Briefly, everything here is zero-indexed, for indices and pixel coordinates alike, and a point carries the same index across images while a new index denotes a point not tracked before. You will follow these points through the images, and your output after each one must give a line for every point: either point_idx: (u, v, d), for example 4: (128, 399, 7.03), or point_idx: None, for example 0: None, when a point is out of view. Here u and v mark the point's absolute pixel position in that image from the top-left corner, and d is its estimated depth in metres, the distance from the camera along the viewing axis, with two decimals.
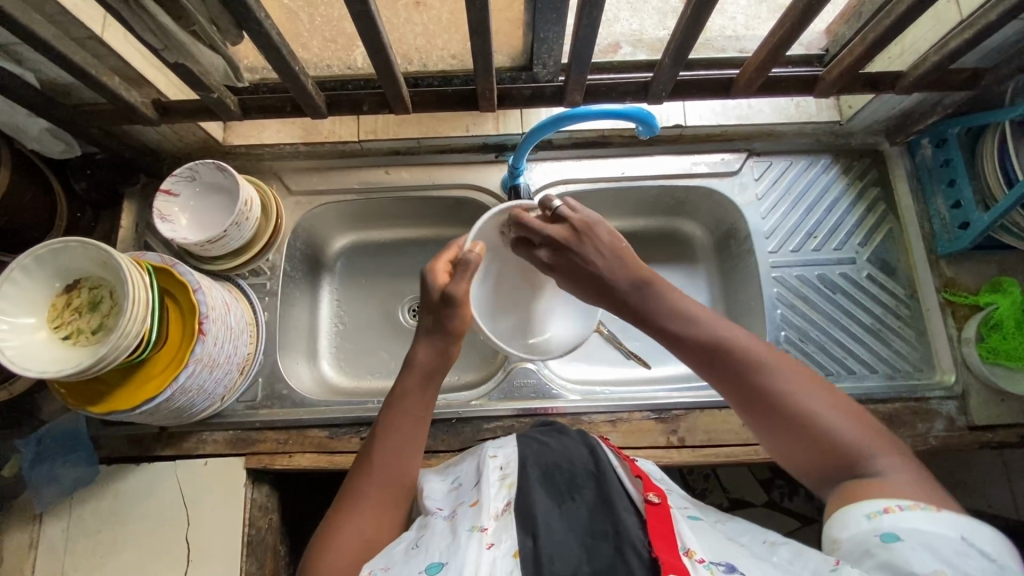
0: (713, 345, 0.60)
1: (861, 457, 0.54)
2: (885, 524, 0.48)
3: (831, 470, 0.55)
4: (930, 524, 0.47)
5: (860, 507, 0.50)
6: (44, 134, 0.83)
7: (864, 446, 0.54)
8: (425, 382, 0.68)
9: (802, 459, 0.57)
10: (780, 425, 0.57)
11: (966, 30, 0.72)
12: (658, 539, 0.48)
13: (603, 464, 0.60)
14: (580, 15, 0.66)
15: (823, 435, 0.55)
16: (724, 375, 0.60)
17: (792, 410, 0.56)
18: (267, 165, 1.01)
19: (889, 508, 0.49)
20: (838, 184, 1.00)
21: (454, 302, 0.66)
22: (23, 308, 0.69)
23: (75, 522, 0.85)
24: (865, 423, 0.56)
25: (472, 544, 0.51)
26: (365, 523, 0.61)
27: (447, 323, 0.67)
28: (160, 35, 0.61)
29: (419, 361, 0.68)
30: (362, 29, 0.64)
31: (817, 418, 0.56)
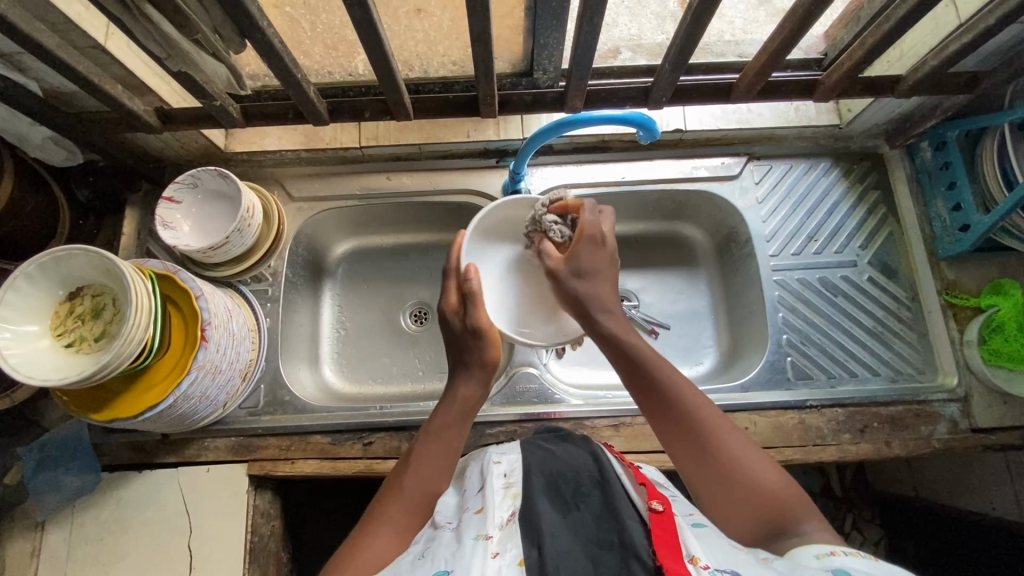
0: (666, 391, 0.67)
1: (781, 514, 0.58)
2: (833, 562, 0.48)
3: (751, 523, 0.58)
4: (872, 566, 0.47)
5: (808, 549, 0.51)
6: (47, 143, 0.83)
7: (786, 503, 0.58)
8: (463, 414, 0.71)
9: (730, 510, 0.60)
10: (714, 471, 0.62)
11: (964, 34, 0.72)
12: (664, 548, 0.47)
13: (608, 471, 0.61)
14: (580, 22, 0.66)
15: (751, 487, 0.60)
16: (672, 419, 0.66)
17: (727, 459, 0.62)
18: (268, 171, 1.01)
19: (834, 552, 0.50)
20: (839, 188, 1.00)
21: (480, 333, 0.73)
22: (27, 316, 0.69)
23: (77, 530, 0.85)
24: (790, 484, 0.61)
25: (477, 552, 0.50)
26: (385, 537, 0.61)
27: (479, 355, 0.73)
28: (164, 43, 0.62)
29: (461, 395, 0.72)
30: (363, 37, 0.64)
31: (748, 471, 0.61)
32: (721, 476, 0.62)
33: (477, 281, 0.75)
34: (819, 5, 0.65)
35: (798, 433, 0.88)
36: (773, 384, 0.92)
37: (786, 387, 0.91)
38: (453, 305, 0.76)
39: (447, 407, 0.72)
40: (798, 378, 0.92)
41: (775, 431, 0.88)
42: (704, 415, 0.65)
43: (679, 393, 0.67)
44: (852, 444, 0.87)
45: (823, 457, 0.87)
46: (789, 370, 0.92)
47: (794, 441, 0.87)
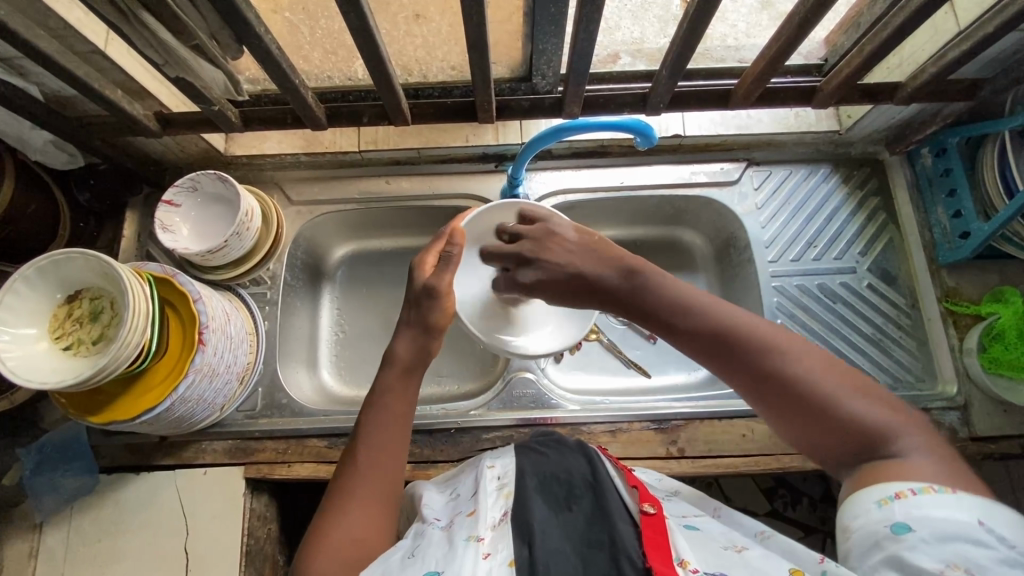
0: (727, 335, 0.59)
1: (883, 439, 0.51)
2: (896, 513, 0.46)
3: (846, 452, 0.52)
4: (945, 509, 0.45)
5: (870, 492, 0.48)
6: (48, 146, 0.83)
7: (885, 425, 0.51)
8: (407, 375, 0.69)
9: (818, 442, 0.54)
10: (794, 406, 0.54)
11: (963, 41, 0.72)
12: (653, 551, 0.48)
13: (602, 474, 0.60)
14: (577, 28, 0.66)
15: (843, 417, 0.52)
16: (739, 364, 0.57)
17: (809, 393, 0.54)
18: (269, 175, 1.02)
19: (900, 492, 0.47)
20: (838, 194, 1.00)
21: (436, 291, 0.71)
22: (26, 318, 0.70)
23: (75, 531, 0.86)
24: (890, 404, 0.53)
25: (468, 557, 0.51)
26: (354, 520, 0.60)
27: (429, 314, 0.71)
28: (162, 50, 0.62)
29: (398, 351, 0.70)
30: (361, 43, 0.65)
31: (836, 399, 0.53)
32: (806, 411, 0.54)
33: (458, 247, 0.74)
34: (816, 13, 0.65)
35: None
36: None
37: None
38: (427, 266, 0.74)
39: (390, 372, 0.69)
40: None
41: (773, 438, 0.87)
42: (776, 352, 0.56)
43: (741, 335, 0.58)
44: None
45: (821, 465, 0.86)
46: None
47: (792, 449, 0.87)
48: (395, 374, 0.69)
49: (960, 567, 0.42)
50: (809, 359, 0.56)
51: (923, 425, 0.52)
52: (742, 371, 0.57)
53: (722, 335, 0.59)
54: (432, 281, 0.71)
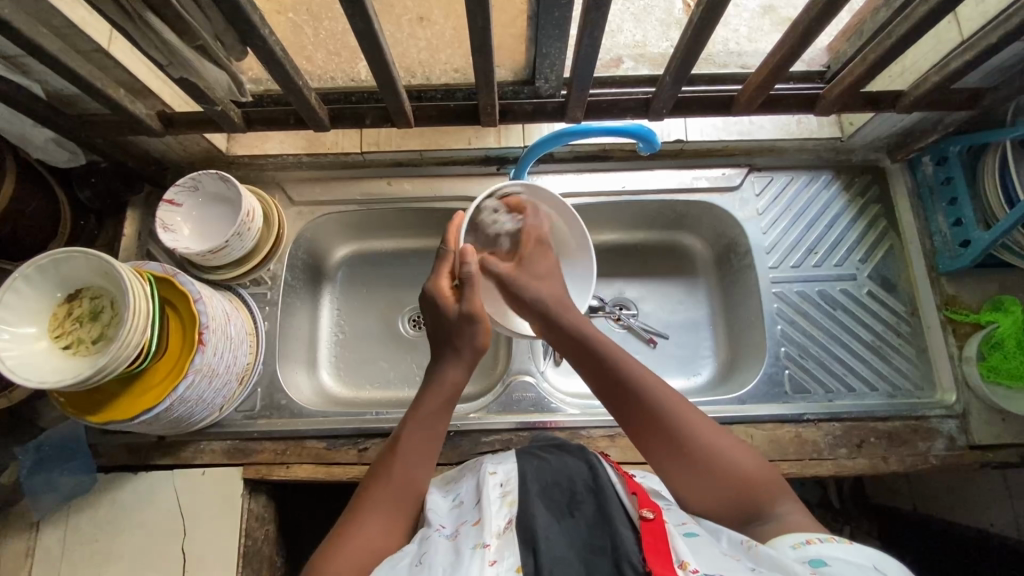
0: (642, 390, 0.67)
1: (759, 497, 0.60)
2: (809, 552, 0.50)
3: (728, 507, 0.61)
4: (845, 553, 0.49)
5: (784, 540, 0.53)
6: (49, 144, 0.83)
7: (763, 488, 0.61)
8: (449, 401, 0.71)
9: (706, 494, 0.62)
10: (690, 460, 0.63)
11: (966, 51, 0.72)
12: (653, 554, 0.48)
13: (602, 480, 0.60)
14: (582, 33, 0.66)
15: (728, 473, 0.62)
16: (647, 417, 0.66)
17: (705, 450, 0.63)
18: (270, 175, 1.02)
19: (810, 540, 0.52)
20: (840, 201, 1.00)
21: (475, 319, 0.72)
22: (25, 317, 0.69)
23: (72, 531, 0.85)
24: (768, 471, 0.63)
25: (474, 563, 0.50)
26: (373, 528, 0.61)
27: (471, 340, 0.72)
28: (166, 50, 0.62)
29: (448, 378, 0.72)
30: (364, 45, 0.64)
31: (725, 460, 0.63)
32: (700, 466, 0.63)
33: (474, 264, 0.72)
34: (821, 20, 0.65)
35: (795, 446, 0.87)
36: (770, 397, 0.91)
37: (782, 401, 0.91)
38: (448, 294, 0.74)
39: (434, 394, 0.70)
40: (795, 392, 0.91)
41: (772, 444, 0.87)
42: (680, 412, 0.66)
43: (653, 391, 0.67)
44: (848, 459, 0.87)
45: (820, 472, 0.86)
46: (786, 383, 0.92)
47: (790, 455, 0.87)
48: (441, 399, 0.70)
49: None
50: (707, 424, 0.66)
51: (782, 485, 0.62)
52: (650, 424, 0.66)
53: (637, 389, 0.67)
54: (466, 309, 0.72)
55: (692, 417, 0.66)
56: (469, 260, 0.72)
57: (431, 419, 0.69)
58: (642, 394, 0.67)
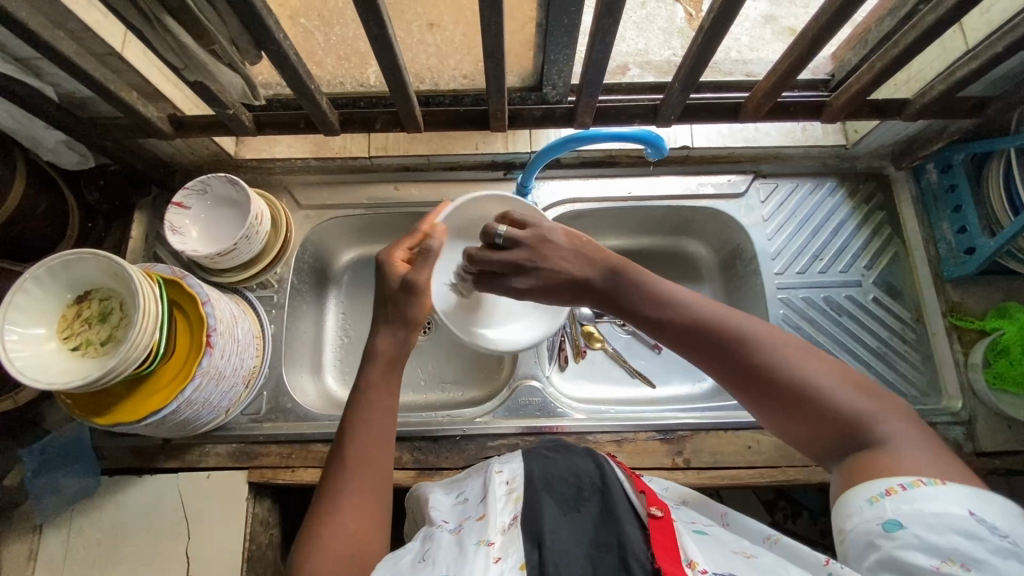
0: (712, 328, 0.58)
1: (866, 427, 0.50)
2: (889, 509, 0.45)
3: (831, 444, 0.52)
4: (937, 503, 0.44)
5: (860, 491, 0.47)
6: (59, 147, 0.84)
7: (868, 418, 0.50)
8: (392, 369, 0.68)
9: (805, 433, 0.53)
10: (780, 397, 0.54)
11: (972, 60, 0.73)
12: (664, 553, 0.49)
13: (610, 479, 0.60)
14: (592, 41, 0.67)
15: (824, 405, 0.52)
16: (724, 355, 0.57)
17: (794, 386, 0.53)
18: (278, 179, 1.02)
19: (890, 490, 0.45)
20: (844, 208, 1.01)
21: (415, 290, 0.68)
22: (34, 318, 0.69)
23: (75, 533, 0.85)
24: (876, 394, 0.52)
25: (478, 559, 0.51)
26: (343, 522, 0.58)
27: (407, 310, 0.69)
28: (182, 53, 0.62)
29: (380, 348, 0.68)
30: (378, 50, 0.65)
31: (821, 392, 0.52)
32: (791, 401, 0.53)
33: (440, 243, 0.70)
34: (829, 30, 0.65)
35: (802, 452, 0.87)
36: None
37: None
38: (399, 263, 0.71)
39: (377, 367, 0.67)
40: None
41: (780, 450, 0.87)
42: (762, 346, 0.56)
43: (724, 325, 0.58)
44: None
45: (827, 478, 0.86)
46: None
47: (798, 461, 0.87)
48: (378, 372, 0.67)
49: (957, 561, 0.41)
50: (797, 351, 0.55)
51: (900, 412, 0.51)
52: (727, 363, 0.57)
53: (705, 328, 0.59)
54: (409, 279, 0.68)
55: (776, 351, 0.55)
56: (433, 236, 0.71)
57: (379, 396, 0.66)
58: (713, 333, 0.58)
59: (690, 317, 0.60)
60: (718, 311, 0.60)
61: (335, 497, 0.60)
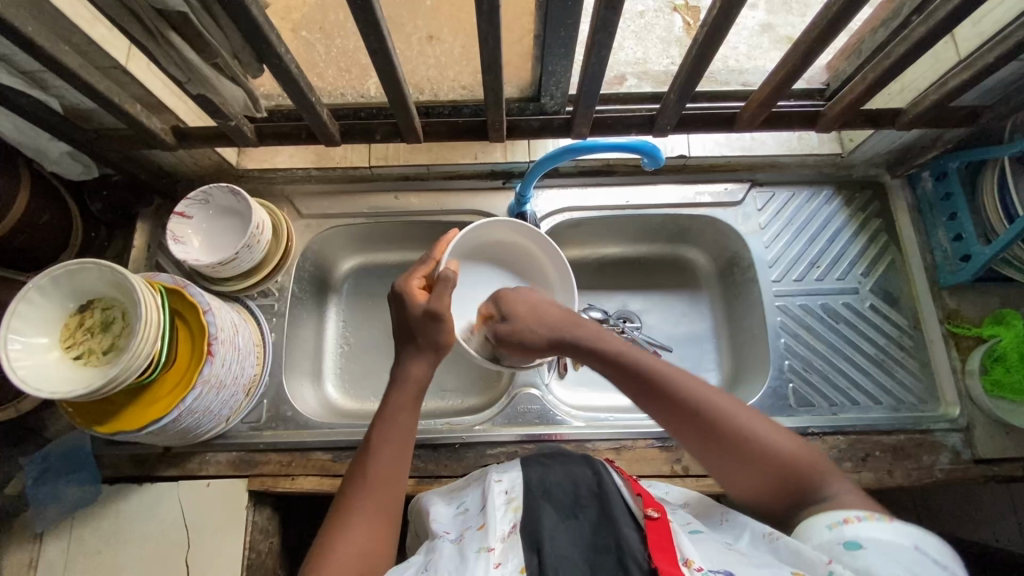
0: (670, 388, 0.66)
1: (809, 479, 0.59)
2: (846, 533, 0.52)
3: (776, 493, 0.61)
4: (888, 532, 0.51)
5: (820, 520, 0.55)
6: (64, 158, 0.85)
7: (810, 470, 0.59)
8: (417, 397, 0.70)
9: (755, 484, 0.61)
10: (732, 452, 0.62)
11: (964, 70, 0.74)
12: (659, 552, 0.49)
13: (607, 483, 0.60)
14: (589, 53, 0.68)
15: (772, 458, 0.61)
16: (682, 413, 0.65)
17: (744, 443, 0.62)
18: (279, 188, 1.03)
19: (846, 518, 0.53)
20: (841, 216, 1.01)
21: (441, 317, 0.71)
22: (37, 328, 0.70)
23: (75, 542, 0.85)
24: (812, 449, 0.62)
25: (479, 567, 0.51)
26: (359, 536, 0.60)
27: (435, 336, 0.71)
28: (185, 68, 0.64)
29: (413, 374, 0.71)
30: (377, 63, 0.66)
31: (767, 448, 0.61)
32: (743, 455, 0.62)
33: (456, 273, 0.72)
34: (821, 42, 0.66)
35: None
36: (774, 410, 0.91)
37: (787, 414, 0.91)
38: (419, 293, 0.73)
39: (400, 391, 0.70)
40: (799, 405, 0.92)
41: None
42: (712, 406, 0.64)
43: (679, 386, 0.66)
44: (854, 472, 0.87)
45: None
46: (791, 396, 0.92)
47: None
48: (408, 397, 0.70)
49: None
50: (742, 410, 0.64)
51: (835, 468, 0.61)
52: (686, 420, 0.65)
53: (666, 387, 0.66)
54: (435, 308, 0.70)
55: (729, 410, 0.64)
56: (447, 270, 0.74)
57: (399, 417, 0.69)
58: (672, 392, 0.66)
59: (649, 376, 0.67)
60: (674, 373, 0.67)
61: (348, 514, 0.62)
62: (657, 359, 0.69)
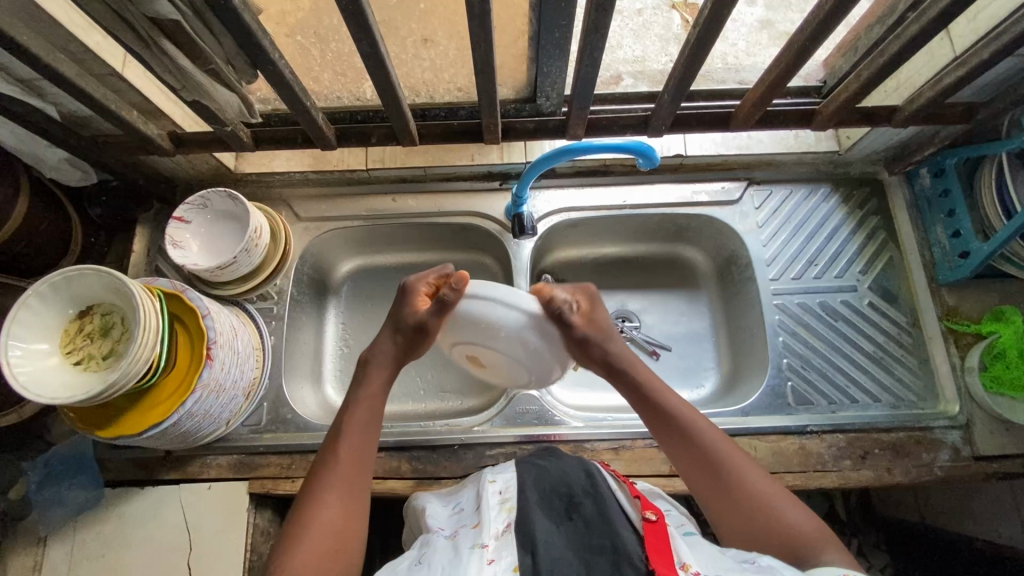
0: (694, 436, 0.69)
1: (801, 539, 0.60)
2: None
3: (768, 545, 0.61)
4: None
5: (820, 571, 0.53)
6: (63, 164, 0.85)
7: (808, 539, 0.60)
8: (386, 377, 0.76)
9: (751, 544, 0.62)
10: (737, 505, 0.64)
11: (959, 67, 0.74)
12: (657, 557, 0.49)
13: (601, 485, 0.61)
14: (582, 54, 0.68)
15: (771, 518, 0.62)
16: (700, 460, 0.68)
17: (750, 500, 0.64)
18: (277, 192, 1.03)
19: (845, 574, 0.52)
20: (838, 213, 1.01)
21: (422, 334, 0.75)
22: (37, 334, 0.71)
23: (79, 545, 0.86)
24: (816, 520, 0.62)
25: (473, 561, 0.51)
26: (329, 513, 0.64)
27: (411, 348, 0.77)
28: (179, 74, 0.64)
29: (376, 352, 0.76)
30: (371, 67, 0.66)
31: (771, 509, 0.63)
32: (746, 511, 0.63)
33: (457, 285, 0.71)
34: (814, 40, 0.66)
35: (799, 458, 0.88)
36: (773, 409, 0.91)
37: (785, 412, 0.91)
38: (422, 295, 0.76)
39: (373, 376, 0.75)
40: (798, 403, 0.92)
41: (776, 457, 0.88)
42: (729, 459, 0.67)
43: (703, 435, 0.69)
44: (853, 471, 0.87)
45: (824, 484, 0.86)
46: (789, 395, 0.92)
47: (794, 467, 0.87)
48: (378, 377, 0.75)
49: None
50: (756, 472, 0.66)
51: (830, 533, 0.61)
52: (701, 467, 0.68)
53: (690, 431, 0.70)
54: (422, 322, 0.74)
55: (741, 459, 0.67)
56: (456, 287, 0.70)
57: (369, 404, 0.73)
58: (695, 439, 0.69)
59: (679, 422, 0.70)
60: (699, 419, 0.71)
61: (319, 495, 0.65)
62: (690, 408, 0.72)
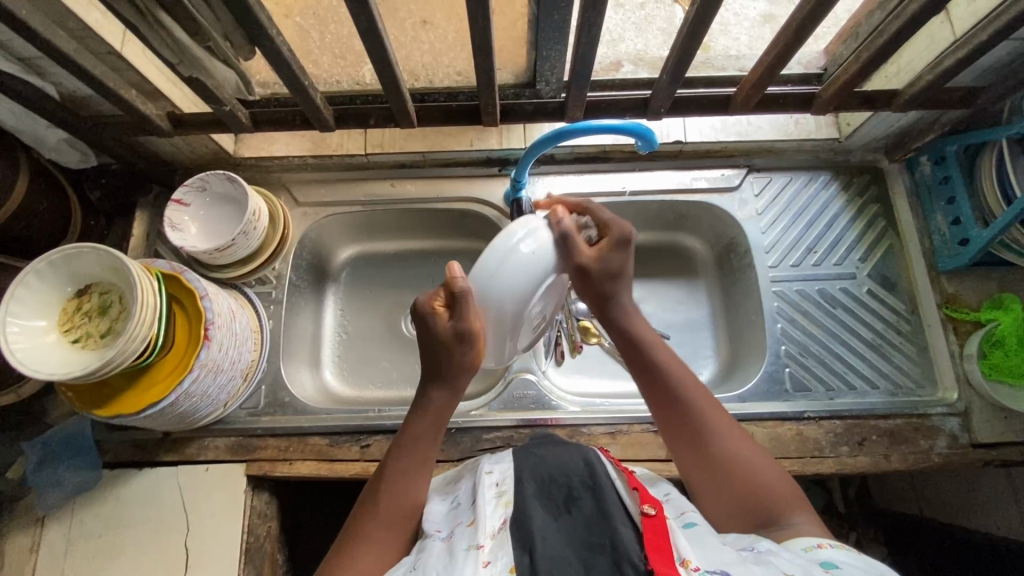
0: (675, 399, 0.68)
1: (774, 506, 0.60)
2: (821, 555, 0.51)
3: (745, 509, 0.61)
4: (855, 557, 0.51)
5: (799, 542, 0.55)
6: (62, 145, 0.86)
7: (780, 501, 0.60)
8: (436, 425, 0.69)
9: (720, 501, 0.63)
10: (711, 467, 0.64)
11: (958, 50, 0.73)
12: (655, 553, 0.48)
13: (600, 477, 0.60)
14: (580, 34, 0.68)
15: (746, 483, 0.62)
16: (683, 422, 0.67)
17: (723, 458, 0.64)
18: (276, 177, 1.03)
19: (820, 545, 0.53)
20: (839, 201, 1.01)
21: (467, 337, 0.64)
22: (35, 311, 0.71)
23: (77, 525, 0.86)
24: (790, 484, 0.63)
25: (467, 565, 0.51)
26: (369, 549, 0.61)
27: (461, 360, 0.66)
28: (175, 49, 0.64)
29: (433, 403, 0.68)
30: (368, 46, 0.66)
31: (748, 470, 0.63)
32: (717, 470, 0.64)
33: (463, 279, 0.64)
34: (812, 20, 0.66)
35: (796, 444, 0.87)
36: (771, 395, 0.91)
37: (784, 398, 0.91)
38: (440, 312, 0.65)
39: (419, 419, 0.68)
40: (796, 389, 0.92)
41: (773, 442, 0.87)
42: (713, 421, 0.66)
43: (689, 396, 0.67)
44: (850, 457, 0.87)
45: (821, 469, 0.86)
46: (787, 381, 0.92)
47: (791, 453, 0.87)
48: (426, 427, 0.68)
49: None
50: (738, 435, 0.66)
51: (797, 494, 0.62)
52: (681, 425, 0.67)
53: (677, 391, 0.68)
54: (461, 330, 0.64)
55: (722, 423, 0.66)
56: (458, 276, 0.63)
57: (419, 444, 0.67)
58: (678, 400, 0.68)
59: (664, 383, 0.68)
60: (685, 379, 0.68)
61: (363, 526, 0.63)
62: (682, 368, 0.70)
